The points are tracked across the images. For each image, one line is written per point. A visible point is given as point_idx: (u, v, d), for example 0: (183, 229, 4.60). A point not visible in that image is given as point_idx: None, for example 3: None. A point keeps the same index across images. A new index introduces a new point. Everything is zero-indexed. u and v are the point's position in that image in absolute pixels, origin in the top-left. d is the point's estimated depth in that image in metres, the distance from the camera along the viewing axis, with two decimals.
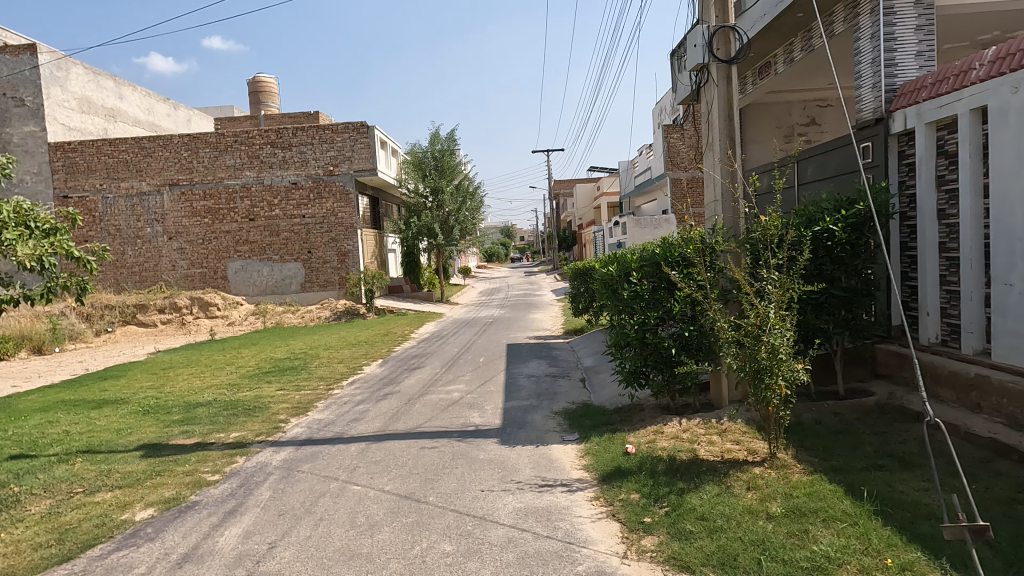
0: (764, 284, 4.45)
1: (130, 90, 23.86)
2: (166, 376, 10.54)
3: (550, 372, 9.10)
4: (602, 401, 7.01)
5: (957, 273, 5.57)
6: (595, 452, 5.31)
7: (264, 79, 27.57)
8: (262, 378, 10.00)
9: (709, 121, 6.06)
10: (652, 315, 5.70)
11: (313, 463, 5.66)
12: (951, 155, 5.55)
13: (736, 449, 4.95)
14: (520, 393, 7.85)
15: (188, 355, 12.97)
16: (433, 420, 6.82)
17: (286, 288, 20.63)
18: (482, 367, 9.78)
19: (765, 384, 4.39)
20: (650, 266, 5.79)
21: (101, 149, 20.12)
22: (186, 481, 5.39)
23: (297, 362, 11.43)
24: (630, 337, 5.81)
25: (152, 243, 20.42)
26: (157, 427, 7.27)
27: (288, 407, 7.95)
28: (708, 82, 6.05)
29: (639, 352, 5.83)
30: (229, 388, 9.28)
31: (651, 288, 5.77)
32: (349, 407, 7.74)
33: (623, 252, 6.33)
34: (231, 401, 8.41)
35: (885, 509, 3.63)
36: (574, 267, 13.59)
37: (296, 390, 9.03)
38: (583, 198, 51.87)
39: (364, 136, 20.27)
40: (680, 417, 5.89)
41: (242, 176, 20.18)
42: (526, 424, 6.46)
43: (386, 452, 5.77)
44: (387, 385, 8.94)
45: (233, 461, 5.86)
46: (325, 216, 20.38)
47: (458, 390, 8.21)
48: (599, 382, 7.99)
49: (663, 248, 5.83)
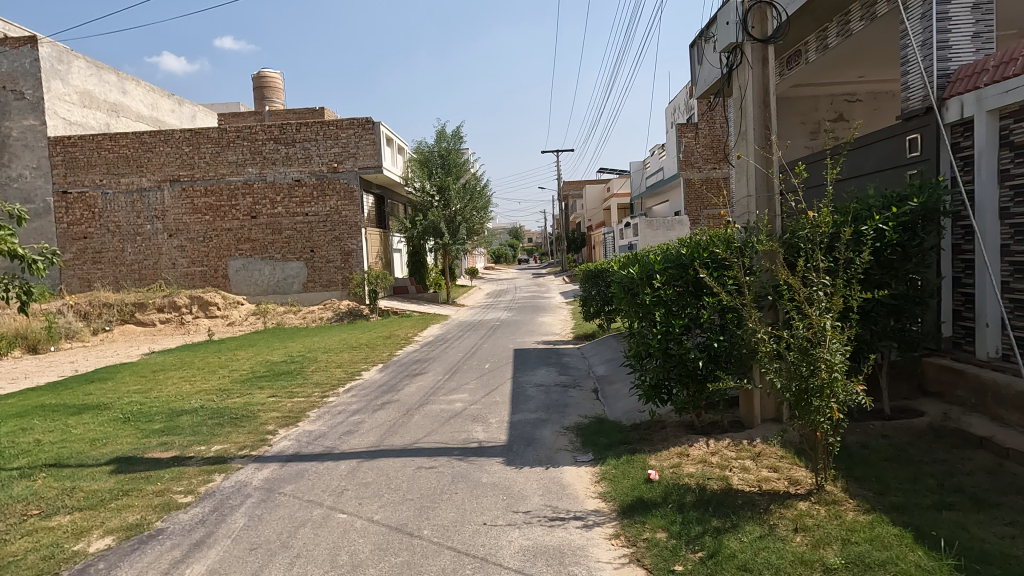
0: (814, 290, 3.84)
1: (133, 84, 23.48)
2: (156, 380, 10.04)
3: (560, 381, 8.48)
4: (618, 416, 6.38)
5: (1022, 280, 4.94)
6: (613, 478, 4.70)
7: (269, 74, 27.12)
8: (255, 383, 9.45)
9: (742, 108, 5.45)
10: (677, 323, 5.09)
11: (298, 484, 5.09)
12: (1018, 147, 4.90)
13: (775, 479, 4.35)
14: (527, 404, 7.23)
15: (181, 357, 12.45)
16: (432, 434, 6.23)
17: (288, 288, 20.15)
18: (487, 374, 9.18)
19: (815, 406, 3.78)
20: (674, 269, 5.18)
21: (102, 144, 19.70)
22: (154, 503, 4.81)
23: (293, 366, 10.87)
24: (650, 346, 5.21)
25: (152, 240, 19.97)
26: (134, 437, 6.71)
27: (279, 416, 7.39)
28: (741, 64, 5.43)
29: (662, 364, 5.22)
30: (219, 395, 8.72)
31: (676, 292, 5.16)
32: (343, 417, 7.16)
33: (642, 253, 5.72)
34: (219, 408, 7.86)
35: (970, 565, 3.00)
36: (584, 268, 12.94)
37: (289, 396, 8.47)
38: (592, 198, 51.21)
39: (369, 132, 19.77)
40: (707, 437, 5.26)
41: (244, 173, 19.71)
42: (534, 441, 5.86)
43: (379, 472, 5.19)
44: (385, 393, 8.36)
45: (210, 479, 5.29)
46: (328, 215, 19.87)
47: (461, 399, 7.63)
48: (614, 394, 7.36)
49: (690, 247, 5.23)
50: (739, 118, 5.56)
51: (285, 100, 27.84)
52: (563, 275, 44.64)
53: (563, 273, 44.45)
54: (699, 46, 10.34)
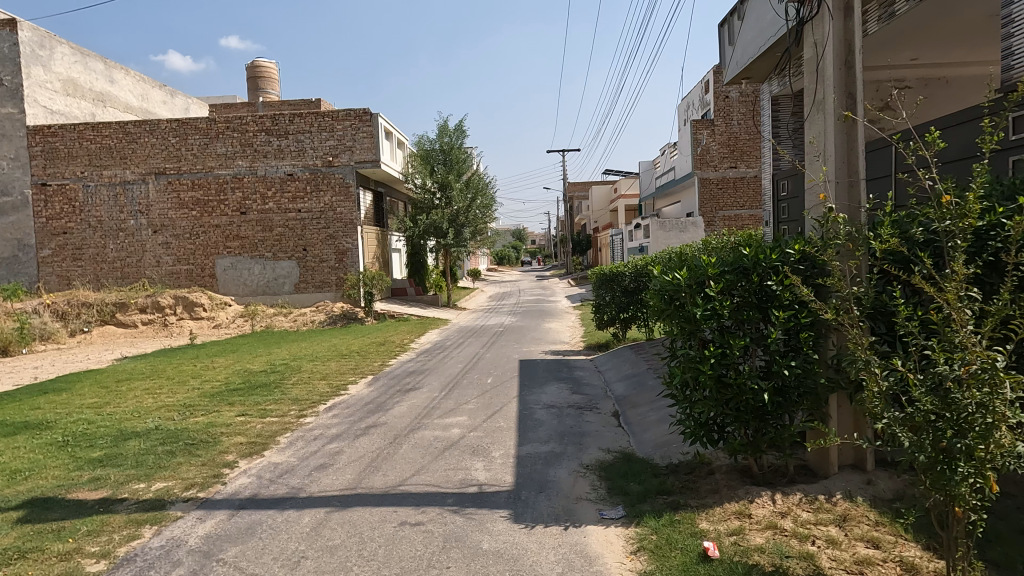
0: (962, 308, 2.67)
1: (122, 74, 22.46)
2: (116, 392, 8.92)
3: (573, 402, 7.31)
4: (648, 453, 5.24)
5: None
6: (655, 550, 3.54)
7: (264, 65, 26.08)
8: (225, 398, 8.31)
9: (818, 70, 4.30)
10: (738, 343, 3.93)
11: (245, 545, 3.96)
12: None
13: (881, 562, 3.18)
14: (537, 432, 6.09)
15: (153, 364, 11.36)
16: (422, 472, 5.09)
17: (279, 288, 19.05)
18: (490, 392, 8.03)
19: (959, 475, 2.63)
20: (733, 273, 4.02)
21: (83, 134, 18.63)
22: (53, 572, 3.65)
23: (273, 376, 9.73)
24: (699, 372, 4.05)
25: (136, 236, 18.89)
26: (63, 469, 5.56)
27: (243, 442, 6.25)
28: (817, 14, 4.28)
29: (715, 398, 4.07)
30: (180, 412, 7.58)
31: (733, 303, 4.00)
32: (317, 446, 6.03)
33: (684, 253, 4.56)
34: (175, 431, 6.72)
35: None
36: (596, 273, 11.74)
37: (260, 415, 7.33)
38: (598, 199, 49.95)
39: (366, 124, 18.65)
40: (772, 489, 4.10)
41: (234, 166, 18.63)
42: (548, 486, 4.72)
43: (351, 531, 4.06)
44: (371, 413, 7.22)
45: (136, 536, 4.14)
46: (323, 211, 18.79)
47: (458, 424, 6.48)
48: (640, 421, 6.23)
49: (752, 247, 4.07)
50: (811, 85, 4.42)
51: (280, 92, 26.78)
52: (569, 277, 43.60)
53: (569, 276, 43.43)
54: (730, 24, 9.40)
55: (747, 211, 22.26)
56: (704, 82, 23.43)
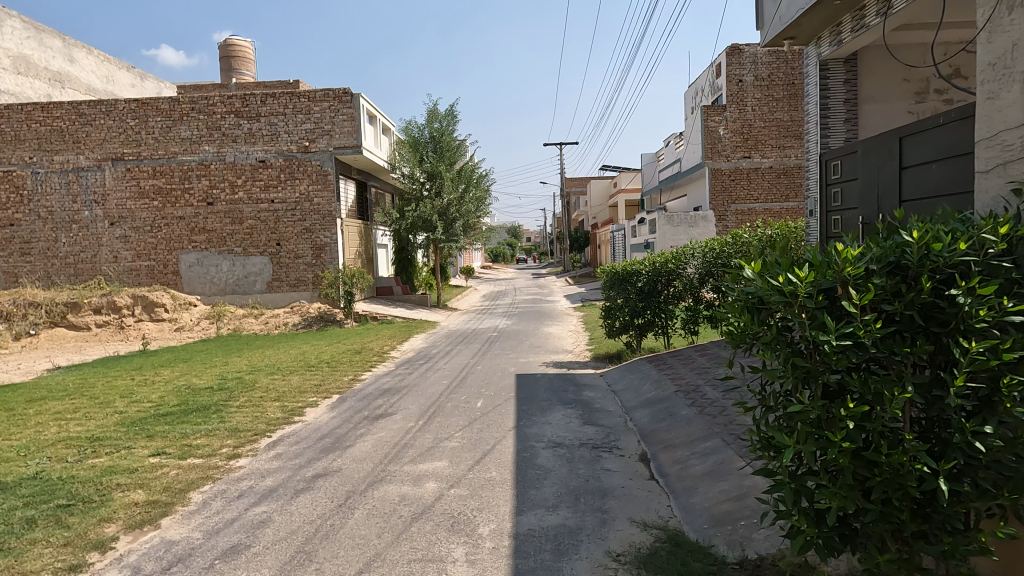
0: None
1: (83, 53, 20.80)
2: (16, 416, 7.23)
3: (586, 439, 5.64)
4: (705, 537, 3.60)
5: None
6: None
7: (237, 43, 24.35)
8: (146, 427, 6.62)
9: None
10: (897, 395, 2.29)
11: None
12: None
13: None
14: (541, 491, 4.44)
15: (81, 377, 9.66)
16: (376, 568, 3.42)
17: (249, 287, 17.34)
18: (480, 421, 6.35)
19: None
20: (885, 276, 2.39)
21: (31, 115, 16.86)
22: None
23: (218, 396, 8.03)
24: (824, 442, 2.41)
25: (91, 229, 17.17)
26: None
27: (141, 503, 4.55)
28: None
29: (848, 484, 2.41)
30: (80, 449, 5.87)
31: (884, 326, 2.36)
32: (237, 511, 4.35)
33: (777, 242, 2.91)
34: (55, 481, 5.02)
35: None
36: (605, 271, 10.04)
37: (179, 456, 5.62)
38: (597, 194, 48.35)
39: (346, 105, 16.94)
40: None
41: (200, 151, 16.92)
42: None
43: None
44: (324, 454, 5.54)
45: None
46: (298, 202, 17.10)
47: (435, 476, 4.80)
48: (679, 474, 4.60)
49: (917, 232, 2.41)
50: None
51: (254, 73, 25.01)
52: (566, 276, 42.06)
53: (565, 274, 41.90)
54: None
55: (760, 205, 20.65)
56: (715, 66, 21.79)
